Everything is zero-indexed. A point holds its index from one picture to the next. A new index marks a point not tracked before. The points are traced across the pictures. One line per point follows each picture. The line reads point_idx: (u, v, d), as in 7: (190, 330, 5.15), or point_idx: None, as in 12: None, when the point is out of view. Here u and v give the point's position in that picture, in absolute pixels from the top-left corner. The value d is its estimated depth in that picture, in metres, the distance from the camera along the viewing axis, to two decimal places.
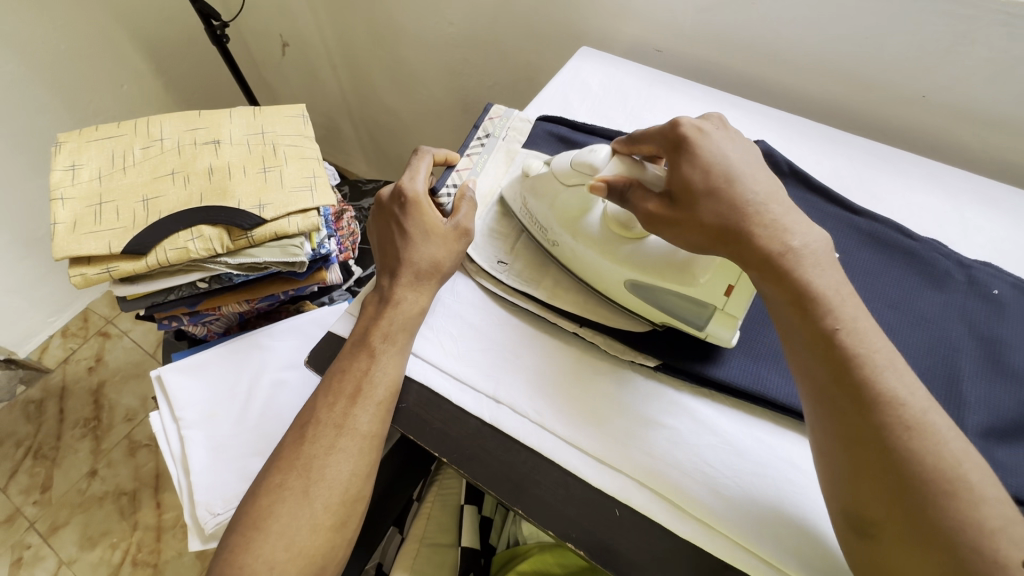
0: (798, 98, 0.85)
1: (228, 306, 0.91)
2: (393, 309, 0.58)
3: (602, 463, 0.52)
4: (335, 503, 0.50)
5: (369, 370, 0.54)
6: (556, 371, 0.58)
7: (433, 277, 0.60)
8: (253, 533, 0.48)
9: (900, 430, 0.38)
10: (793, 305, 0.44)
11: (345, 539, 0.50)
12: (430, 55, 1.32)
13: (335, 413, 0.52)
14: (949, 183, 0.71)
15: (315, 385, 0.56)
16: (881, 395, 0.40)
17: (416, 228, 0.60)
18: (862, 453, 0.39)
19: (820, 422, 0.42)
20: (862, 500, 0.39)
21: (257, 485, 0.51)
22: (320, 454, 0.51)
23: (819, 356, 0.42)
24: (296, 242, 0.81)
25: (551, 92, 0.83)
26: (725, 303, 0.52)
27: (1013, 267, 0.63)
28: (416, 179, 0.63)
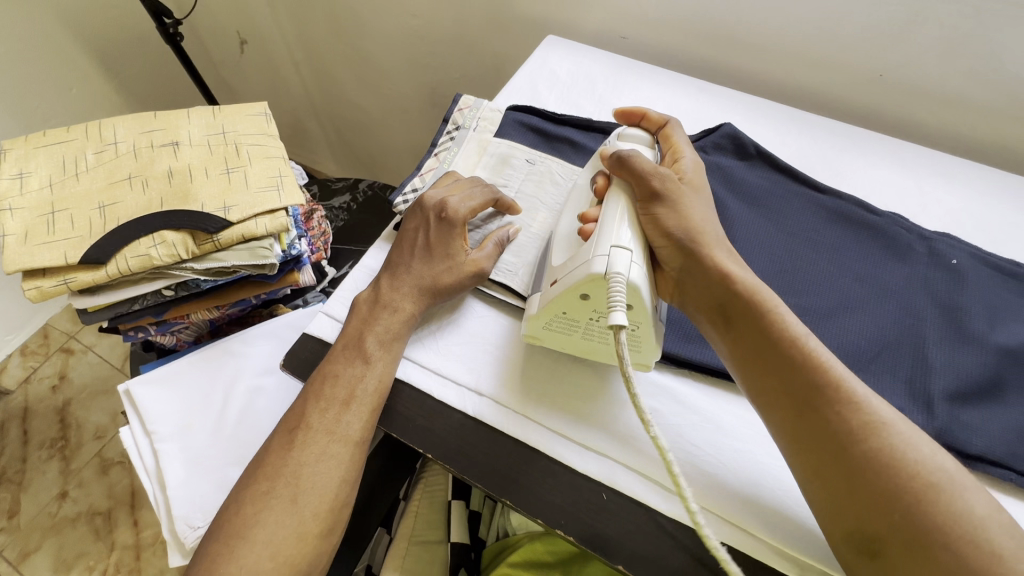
0: (762, 81, 0.87)
1: (198, 313, 0.88)
2: (400, 320, 0.57)
3: (589, 450, 0.52)
4: (325, 510, 0.49)
5: (363, 375, 0.54)
6: (538, 361, 0.58)
7: (433, 301, 0.59)
8: (235, 543, 0.47)
9: (867, 433, 0.42)
10: (746, 312, 0.50)
11: (332, 545, 0.50)
12: (395, 49, 1.29)
13: (326, 419, 0.52)
14: (908, 158, 0.73)
15: (303, 388, 0.55)
16: (852, 420, 0.43)
17: (441, 247, 0.59)
18: (838, 479, 0.42)
19: (788, 457, 0.46)
20: (857, 517, 0.41)
21: (241, 494, 0.50)
22: (311, 460, 0.50)
23: (788, 370, 0.46)
24: (266, 244, 0.79)
25: (519, 82, 0.82)
26: (544, 290, 0.54)
27: (971, 237, 0.66)
28: (468, 199, 0.61)
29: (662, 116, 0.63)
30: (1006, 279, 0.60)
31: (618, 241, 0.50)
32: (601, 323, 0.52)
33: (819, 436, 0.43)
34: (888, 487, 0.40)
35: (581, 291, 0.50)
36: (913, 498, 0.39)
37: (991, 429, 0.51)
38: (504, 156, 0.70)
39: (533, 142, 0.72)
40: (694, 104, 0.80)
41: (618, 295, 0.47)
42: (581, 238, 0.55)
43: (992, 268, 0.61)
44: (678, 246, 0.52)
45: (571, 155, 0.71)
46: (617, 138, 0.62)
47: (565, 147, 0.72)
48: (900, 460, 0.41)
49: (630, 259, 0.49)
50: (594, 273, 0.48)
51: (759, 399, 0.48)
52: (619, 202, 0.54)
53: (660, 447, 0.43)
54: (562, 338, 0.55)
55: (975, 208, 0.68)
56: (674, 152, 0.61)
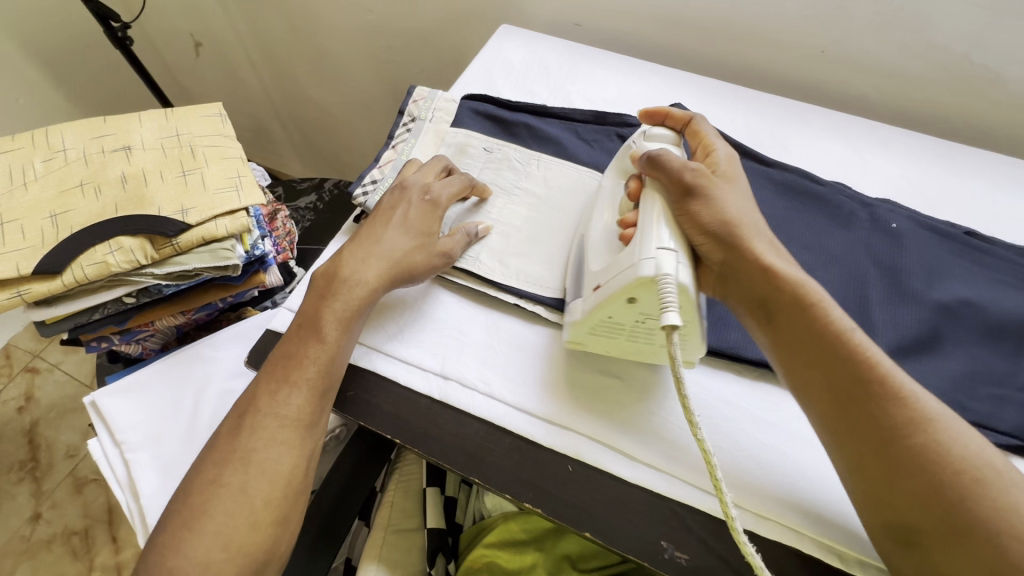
0: (710, 63, 0.89)
1: (163, 319, 0.87)
2: (362, 299, 0.56)
3: (554, 424, 0.54)
4: (276, 497, 0.49)
5: (314, 357, 0.54)
6: (501, 342, 0.59)
7: (404, 280, 0.59)
8: (188, 531, 0.47)
9: (916, 429, 0.43)
10: (793, 307, 0.50)
11: (287, 531, 0.50)
12: (353, 45, 1.29)
13: (277, 404, 0.52)
14: (850, 130, 0.76)
15: (257, 375, 0.55)
16: (901, 416, 0.43)
17: (415, 228, 0.60)
18: (876, 472, 0.43)
19: (829, 449, 0.47)
20: (898, 509, 0.42)
21: (192, 481, 0.50)
22: (260, 446, 0.50)
23: (833, 366, 0.46)
24: (227, 245, 0.78)
25: (474, 72, 0.83)
26: (587, 299, 0.53)
27: (909, 201, 0.69)
28: (448, 184, 0.63)
29: (686, 113, 0.62)
30: (942, 239, 0.64)
31: (664, 243, 0.49)
32: (649, 323, 0.51)
33: (861, 429, 0.44)
34: (933, 481, 0.41)
35: (629, 295, 0.49)
36: (955, 497, 0.40)
37: (929, 380, 0.54)
38: (462, 146, 0.71)
39: (489, 130, 0.73)
40: (646, 86, 0.81)
41: (670, 297, 0.46)
42: (623, 243, 0.53)
43: (928, 230, 0.64)
44: (720, 241, 0.52)
45: (528, 141, 0.72)
46: (643, 139, 0.60)
47: (522, 133, 0.72)
48: (945, 454, 0.41)
49: (678, 260, 0.48)
50: (642, 276, 0.47)
51: (803, 393, 0.48)
52: (656, 204, 0.53)
53: (705, 449, 0.42)
54: (610, 340, 0.55)
55: (913, 174, 0.71)
56: (704, 148, 0.59)
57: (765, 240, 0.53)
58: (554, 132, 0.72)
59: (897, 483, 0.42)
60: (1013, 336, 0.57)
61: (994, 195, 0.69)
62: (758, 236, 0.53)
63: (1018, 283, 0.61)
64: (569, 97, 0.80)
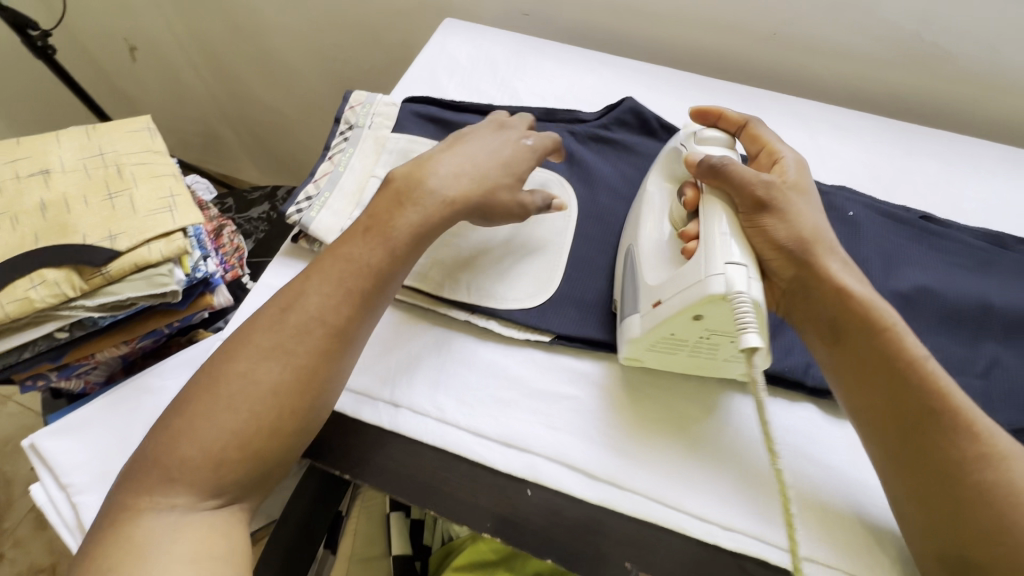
0: (665, 50, 0.86)
1: (104, 351, 0.82)
2: (432, 219, 0.53)
3: (510, 446, 0.51)
4: (303, 411, 0.48)
5: (365, 270, 0.51)
6: (454, 362, 0.55)
7: (479, 216, 0.55)
8: (198, 419, 0.46)
9: (985, 463, 0.43)
10: (852, 328, 0.49)
11: (301, 445, 0.50)
12: (297, 44, 1.22)
13: (328, 312, 0.49)
14: (806, 114, 0.74)
15: (308, 265, 0.52)
16: (968, 451, 0.44)
17: (511, 165, 0.57)
18: (936, 503, 0.44)
19: (888, 473, 0.47)
20: (960, 541, 0.43)
21: (220, 364, 0.48)
22: (300, 354, 0.48)
23: (901, 392, 0.47)
24: (163, 270, 0.73)
25: (417, 71, 0.78)
26: (647, 312, 0.50)
27: (866, 187, 0.68)
28: (542, 137, 0.60)
29: (742, 116, 0.59)
30: (899, 225, 0.63)
31: (732, 257, 0.47)
32: (712, 340, 0.49)
33: (926, 459, 0.45)
34: (1000, 517, 0.42)
35: (696, 312, 0.47)
36: (1018, 535, 0.41)
37: None
38: (405, 151, 0.66)
39: (434, 134, 0.68)
40: (597, 79, 0.78)
41: (748, 317, 0.44)
42: (686, 257, 0.51)
43: (884, 216, 0.63)
44: (792, 259, 0.50)
45: None
46: (695, 143, 0.57)
47: None
48: (1014, 490, 0.42)
49: (749, 275, 0.46)
50: (711, 294, 0.45)
51: (863, 418, 0.49)
52: (726, 218, 0.50)
53: (782, 478, 0.41)
54: (668, 357, 0.52)
55: (870, 158, 0.70)
56: (770, 153, 0.57)
57: (834, 257, 0.51)
58: None
59: (957, 515, 0.43)
60: (971, 321, 0.56)
61: (949, 174, 0.68)
62: (829, 253, 0.51)
63: (975, 265, 0.60)
64: (517, 94, 0.77)
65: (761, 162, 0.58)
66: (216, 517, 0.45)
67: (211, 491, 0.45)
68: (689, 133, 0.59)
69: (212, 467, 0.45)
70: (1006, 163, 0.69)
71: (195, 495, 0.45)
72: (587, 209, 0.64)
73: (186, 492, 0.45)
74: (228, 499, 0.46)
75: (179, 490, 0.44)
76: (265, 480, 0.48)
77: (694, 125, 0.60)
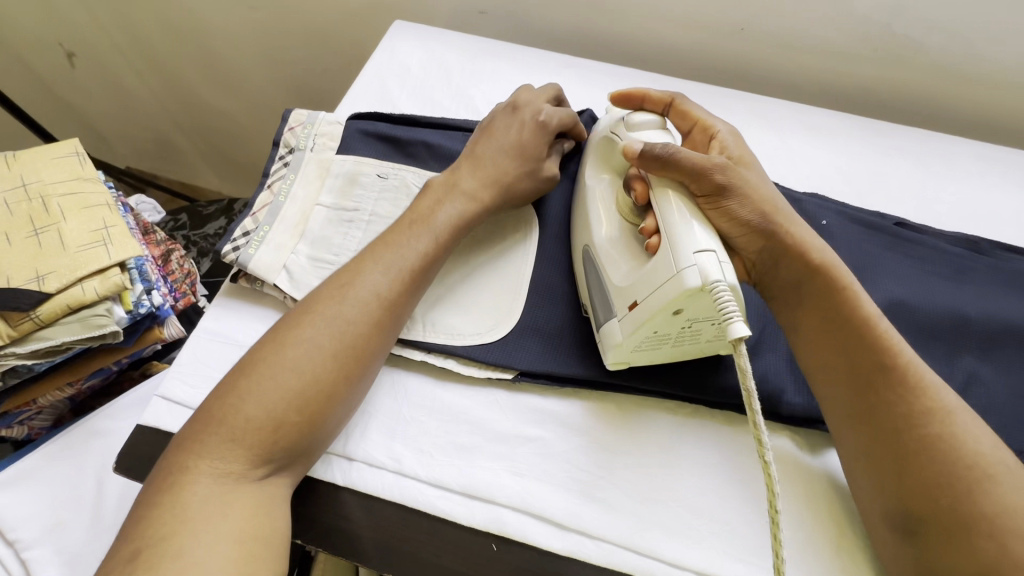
0: (630, 48, 0.81)
1: (46, 396, 0.76)
2: (475, 210, 0.54)
3: (473, 497, 0.48)
4: (356, 384, 0.47)
5: (426, 250, 0.51)
6: (411, 407, 0.52)
7: (505, 200, 0.56)
8: (259, 381, 0.43)
9: (935, 419, 0.41)
10: (806, 285, 0.47)
11: (342, 426, 0.47)
12: (243, 46, 1.15)
13: (384, 285, 0.49)
14: (775, 116, 0.71)
15: (364, 248, 0.51)
16: (923, 406, 0.41)
17: (533, 152, 0.57)
18: (886, 456, 0.42)
19: (841, 430, 0.45)
20: (907, 497, 0.40)
21: (273, 333, 0.46)
22: (355, 323, 0.47)
23: (857, 350, 0.44)
24: (100, 310, 0.67)
25: (365, 81, 0.73)
26: (626, 317, 0.47)
27: (838, 193, 0.65)
28: (558, 109, 0.60)
29: (667, 92, 0.55)
30: (874, 233, 0.60)
31: (699, 243, 0.43)
32: (697, 327, 0.46)
33: (877, 414, 0.43)
34: (949, 474, 0.39)
35: (675, 308, 0.43)
36: (964, 487, 0.38)
37: None
38: (351, 175, 0.62)
39: (383, 152, 0.63)
40: (558, 83, 0.74)
41: (729, 305, 0.40)
42: (650, 253, 0.47)
43: (859, 223, 0.61)
44: (758, 232, 0.48)
45: (426, 162, 0.63)
46: (626, 130, 0.53)
47: (419, 153, 0.64)
48: (961, 448, 0.40)
49: (720, 260, 0.42)
50: (689, 288, 0.41)
51: (821, 378, 0.46)
52: (682, 206, 0.46)
53: (769, 476, 0.38)
54: (654, 352, 0.49)
55: (840, 161, 0.68)
56: (704, 128, 0.54)
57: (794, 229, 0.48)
58: (456, 149, 0.64)
59: (907, 470, 0.40)
60: (948, 335, 0.54)
61: (920, 177, 0.67)
62: (789, 223, 0.48)
63: (950, 274, 0.58)
64: (473, 103, 0.72)
65: (694, 138, 0.55)
66: (264, 486, 0.42)
67: (264, 458, 0.42)
68: (616, 120, 0.55)
69: (269, 429, 0.42)
70: (981, 163, 0.68)
71: (248, 458, 0.41)
72: (548, 229, 0.60)
73: (236, 458, 0.41)
74: (277, 467, 0.43)
75: (234, 456, 0.41)
76: (303, 461, 0.45)
77: (619, 112, 0.56)
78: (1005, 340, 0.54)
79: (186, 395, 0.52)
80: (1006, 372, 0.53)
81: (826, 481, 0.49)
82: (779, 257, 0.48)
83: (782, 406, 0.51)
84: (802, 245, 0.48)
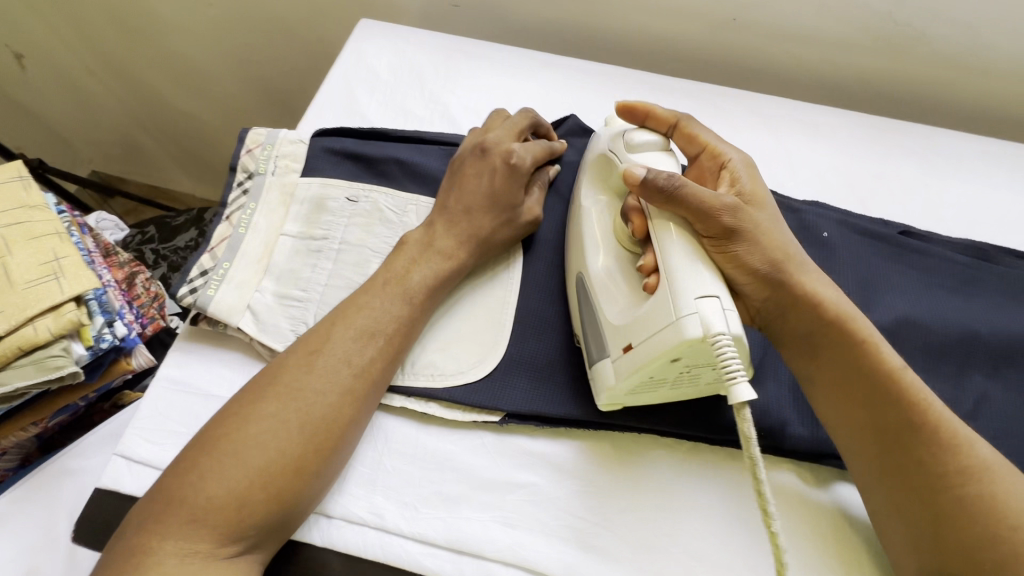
0: (616, 42, 0.76)
1: (8, 438, 0.70)
2: (449, 268, 0.51)
3: (461, 553, 0.45)
4: (328, 451, 0.43)
5: (400, 312, 0.48)
6: (392, 456, 0.49)
7: (483, 253, 0.53)
8: (221, 458, 0.41)
9: (969, 478, 0.40)
10: (822, 339, 0.45)
11: (319, 495, 0.44)
12: (203, 45, 1.07)
13: (350, 349, 0.46)
14: (771, 115, 0.67)
15: (331, 313, 0.48)
16: (960, 465, 0.40)
17: (504, 197, 0.53)
18: (919, 511, 0.41)
19: (869, 485, 0.44)
20: (943, 557, 0.39)
21: (236, 404, 0.44)
22: (321, 390, 0.44)
23: (884, 407, 0.43)
24: (56, 351, 0.62)
25: (330, 90, 0.68)
26: (619, 359, 0.44)
27: (837, 199, 0.62)
28: (529, 146, 0.55)
29: (673, 113, 0.52)
30: (877, 243, 0.57)
31: (702, 289, 0.40)
32: (694, 372, 0.43)
33: (907, 470, 0.41)
34: (982, 534, 0.38)
35: (674, 355, 0.40)
36: (1008, 548, 0.37)
37: None
38: (318, 200, 0.57)
39: (351, 172, 0.58)
40: (540, 86, 0.69)
41: (732, 362, 0.38)
42: (647, 293, 0.44)
43: (861, 234, 0.57)
44: (766, 282, 0.45)
45: (400, 181, 0.59)
46: (626, 150, 0.50)
47: (392, 171, 0.59)
48: (1002, 508, 0.38)
49: (724, 306, 0.39)
50: (688, 338, 0.39)
51: (843, 433, 0.45)
52: (683, 243, 0.43)
53: (775, 538, 0.36)
54: (652, 393, 0.46)
55: (840, 163, 0.64)
56: (713, 154, 0.51)
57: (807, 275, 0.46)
58: (431, 166, 0.59)
59: (944, 529, 0.39)
60: (957, 354, 0.51)
61: (923, 179, 0.64)
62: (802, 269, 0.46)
63: (957, 286, 0.55)
64: (449, 111, 0.67)
65: (704, 164, 0.51)
66: (233, 567, 0.39)
67: (230, 538, 0.39)
68: (616, 135, 0.52)
69: (233, 510, 0.40)
70: (986, 162, 0.65)
71: (214, 540, 0.39)
72: (532, 252, 0.56)
73: (199, 541, 0.39)
74: (249, 546, 0.40)
75: (197, 537, 0.39)
76: (278, 535, 0.42)
77: (620, 124, 0.54)
78: (1015, 357, 0.51)
79: (148, 453, 0.48)
80: (1017, 392, 0.50)
81: (828, 516, 0.47)
82: (794, 310, 0.46)
83: (785, 440, 0.48)
84: (814, 297, 0.45)
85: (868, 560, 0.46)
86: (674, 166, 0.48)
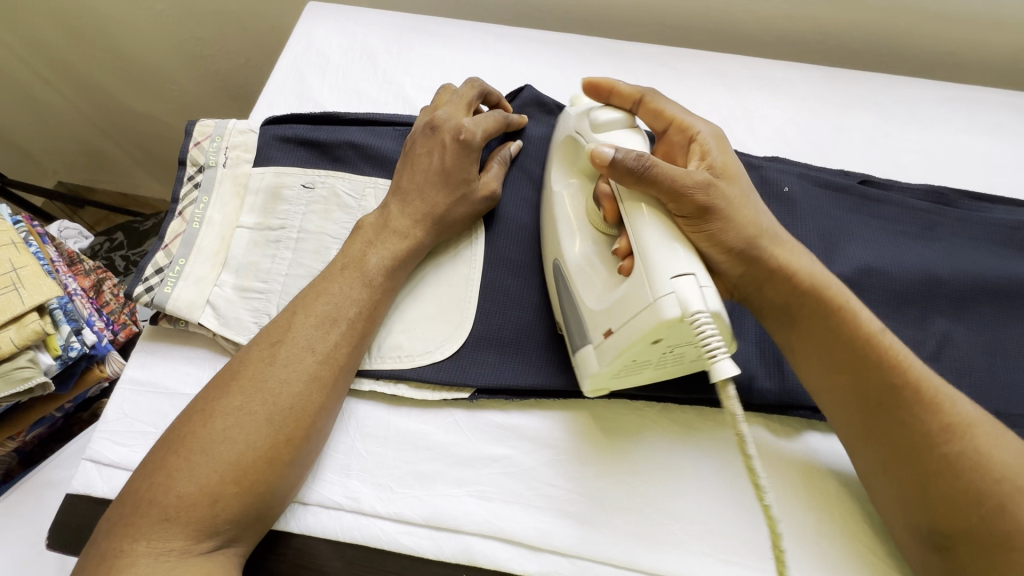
0: (571, 9, 0.74)
1: None
2: (409, 249, 0.51)
3: (439, 530, 0.45)
4: (300, 438, 0.43)
5: (361, 296, 0.48)
6: (364, 439, 0.49)
7: (441, 231, 0.52)
8: (190, 455, 0.40)
9: (951, 433, 0.41)
10: (800, 300, 0.45)
11: (295, 482, 0.44)
12: (154, 40, 1.03)
13: (314, 338, 0.45)
14: (729, 74, 0.67)
15: (294, 302, 0.48)
16: (946, 421, 0.41)
17: (457, 173, 0.52)
18: (905, 471, 0.41)
19: (857, 449, 0.44)
20: (932, 515, 0.40)
21: (199, 404, 0.43)
22: (286, 379, 0.44)
23: (866, 365, 0.43)
24: (22, 363, 0.60)
25: (280, 78, 0.66)
26: (601, 345, 0.43)
27: (798, 153, 0.62)
28: (480, 119, 0.54)
29: (635, 89, 0.51)
30: (838, 195, 0.57)
31: (679, 267, 0.39)
32: (677, 353, 0.42)
33: (892, 433, 0.42)
34: (966, 486, 0.39)
35: (653, 338, 0.39)
36: (996, 501, 0.38)
37: None
38: (273, 190, 0.56)
39: (305, 159, 0.57)
40: (493, 59, 0.68)
41: (713, 340, 0.37)
42: (622, 276, 0.43)
43: (822, 186, 0.57)
44: (742, 259, 0.45)
45: (355, 165, 0.58)
46: (591, 130, 0.49)
47: (347, 156, 0.58)
48: (983, 461, 0.40)
49: (700, 283, 0.39)
50: (667, 319, 0.38)
51: (823, 395, 0.46)
52: (658, 223, 0.42)
53: (770, 516, 0.36)
54: (633, 377, 0.45)
55: (800, 118, 0.64)
56: (681, 128, 0.50)
57: (784, 247, 0.46)
58: (386, 147, 0.58)
59: (933, 485, 0.40)
60: (918, 299, 0.52)
61: (884, 127, 0.64)
62: (778, 239, 0.46)
63: (918, 232, 0.56)
64: (402, 91, 0.65)
65: (672, 139, 0.51)
66: (211, 560, 0.39)
67: (207, 531, 0.39)
68: (581, 116, 0.51)
69: (204, 504, 0.39)
70: (945, 107, 0.65)
71: (189, 536, 0.38)
72: (494, 229, 0.56)
73: (174, 538, 0.38)
74: (227, 539, 0.40)
75: (172, 534, 0.38)
76: (256, 525, 0.42)
77: (586, 103, 0.53)
78: (976, 298, 0.52)
79: (118, 455, 0.48)
80: (977, 332, 0.51)
81: (798, 467, 0.48)
82: (775, 277, 0.45)
83: (752, 394, 0.49)
84: (789, 265, 0.45)
85: (836, 505, 0.47)
86: (641, 143, 0.48)
